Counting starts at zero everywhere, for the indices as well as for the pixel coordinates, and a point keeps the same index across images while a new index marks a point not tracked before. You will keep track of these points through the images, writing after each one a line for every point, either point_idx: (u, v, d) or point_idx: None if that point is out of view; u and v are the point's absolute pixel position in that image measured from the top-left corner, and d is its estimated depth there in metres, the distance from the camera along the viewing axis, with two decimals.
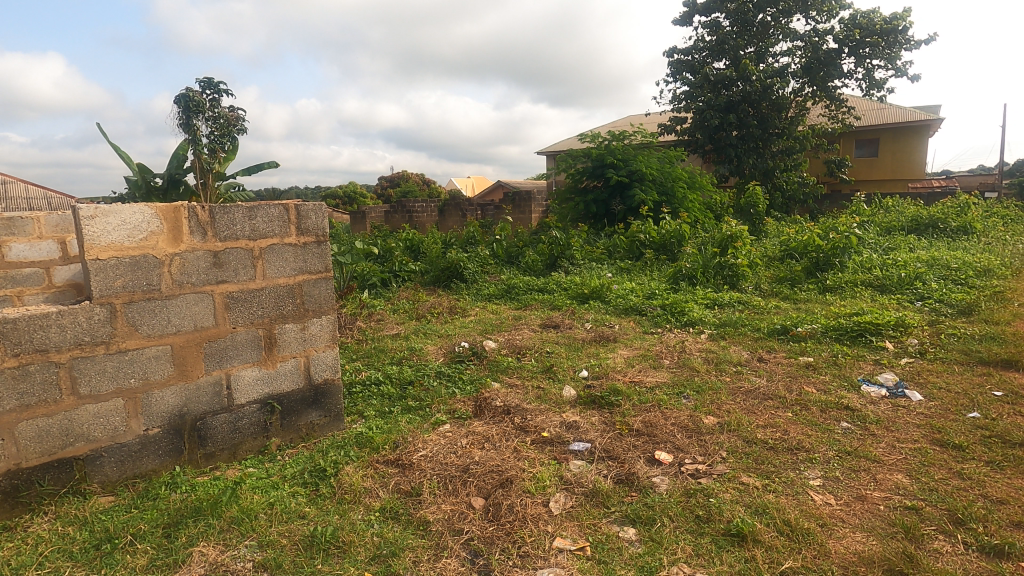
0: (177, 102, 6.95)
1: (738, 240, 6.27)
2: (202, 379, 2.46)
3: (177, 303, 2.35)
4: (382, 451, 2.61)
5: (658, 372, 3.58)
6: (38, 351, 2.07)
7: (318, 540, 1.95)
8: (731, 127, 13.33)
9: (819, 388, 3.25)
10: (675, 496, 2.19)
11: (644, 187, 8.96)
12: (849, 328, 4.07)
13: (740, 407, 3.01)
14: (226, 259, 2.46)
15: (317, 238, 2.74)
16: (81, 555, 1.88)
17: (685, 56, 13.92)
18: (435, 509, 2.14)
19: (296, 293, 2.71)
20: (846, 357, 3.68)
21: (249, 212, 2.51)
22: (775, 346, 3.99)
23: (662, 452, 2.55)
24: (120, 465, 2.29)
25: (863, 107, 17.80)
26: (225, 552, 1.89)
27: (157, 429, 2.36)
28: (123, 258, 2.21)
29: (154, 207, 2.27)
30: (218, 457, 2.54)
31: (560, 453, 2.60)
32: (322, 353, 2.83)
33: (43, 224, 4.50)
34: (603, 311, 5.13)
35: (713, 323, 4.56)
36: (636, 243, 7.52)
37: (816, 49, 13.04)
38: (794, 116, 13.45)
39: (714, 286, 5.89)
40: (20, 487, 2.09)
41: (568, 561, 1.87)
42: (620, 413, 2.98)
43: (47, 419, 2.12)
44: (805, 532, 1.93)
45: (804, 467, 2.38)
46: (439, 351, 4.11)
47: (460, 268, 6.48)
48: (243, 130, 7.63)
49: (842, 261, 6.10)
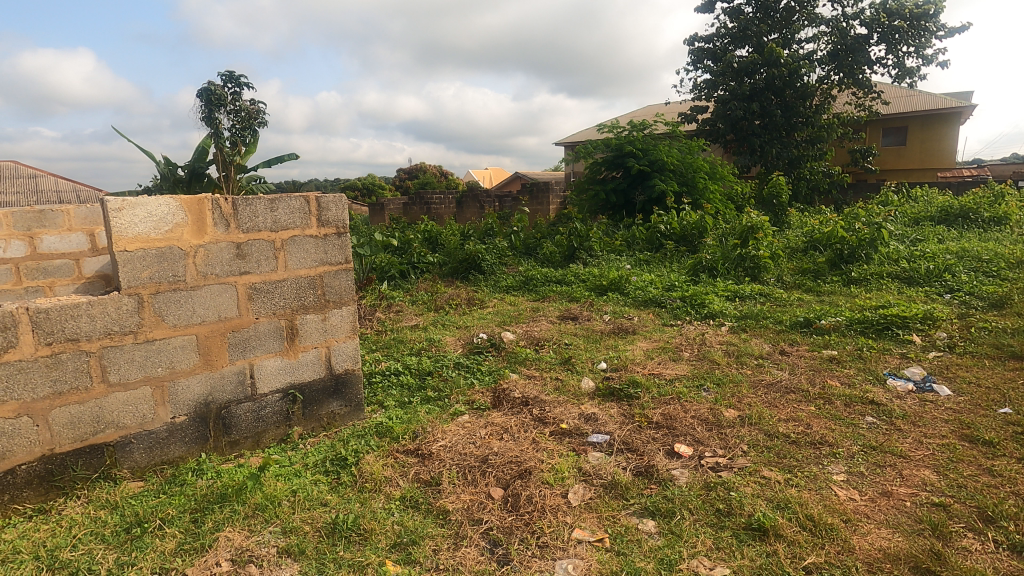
0: (199, 96, 7.07)
1: (758, 231, 6.23)
2: (226, 368, 2.51)
3: (202, 293, 2.40)
4: (401, 441, 2.64)
5: (677, 364, 3.56)
6: (70, 340, 2.12)
7: (340, 527, 1.99)
8: (754, 116, 13.04)
9: (843, 381, 3.20)
10: (695, 489, 2.18)
11: (664, 177, 8.83)
12: (874, 321, 3.99)
13: (761, 401, 2.97)
14: (249, 250, 2.50)
15: (337, 229, 2.76)
16: (112, 538, 1.94)
17: (707, 43, 13.66)
18: (455, 499, 2.16)
19: (318, 284, 2.74)
20: (871, 351, 3.61)
21: (271, 204, 2.55)
22: (798, 339, 3.92)
23: (681, 445, 2.53)
24: (149, 451, 2.35)
25: (891, 94, 17.31)
26: (250, 537, 1.94)
27: (184, 417, 2.42)
28: (150, 250, 2.25)
29: (179, 199, 2.30)
30: (243, 445, 2.59)
31: (578, 445, 2.59)
32: (343, 343, 2.87)
33: (72, 217, 4.60)
34: (622, 303, 5.10)
35: (734, 316, 4.48)
36: (656, 235, 7.41)
37: (843, 35, 12.73)
38: (819, 104, 13.13)
39: (735, 278, 5.81)
40: (55, 472, 2.16)
41: (587, 552, 1.87)
42: (639, 406, 2.97)
43: (79, 406, 2.17)
44: (829, 527, 1.91)
45: (828, 462, 2.35)
46: (457, 342, 4.13)
47: (479, 259, 6.50)
48: (264, 122, 7.69)
49: (867, 253, 5.96)
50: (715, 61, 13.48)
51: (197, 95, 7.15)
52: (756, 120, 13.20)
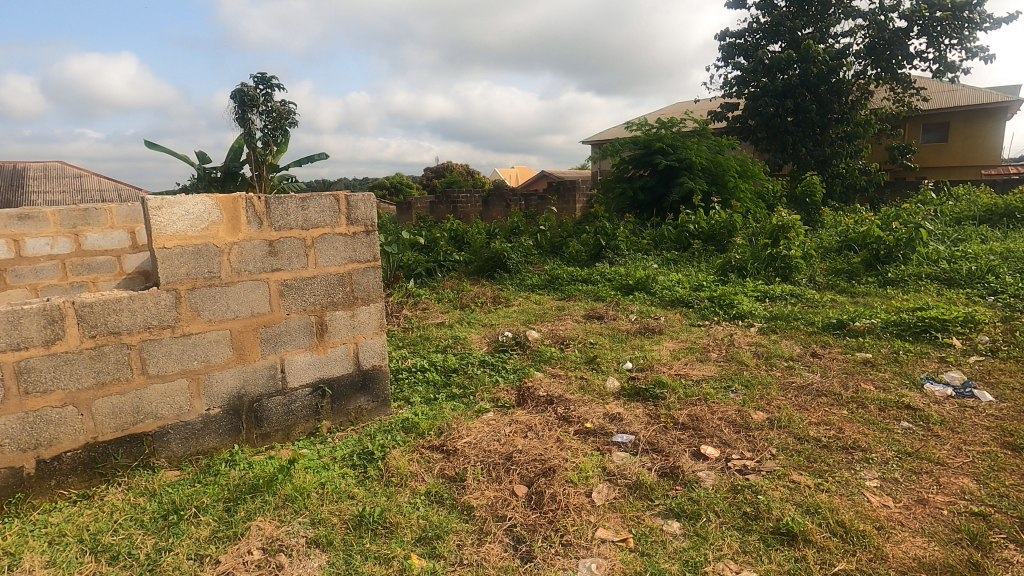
0: (233, 97, 7.27)
1: (789, 230, 6.09)
2: (258, 362, 2.58)
3: (236, 289, 2.47)
4: (427, 437, 2.67)
5: (704, 365, 3.51)
6: (112, 332, 2.21)
7: (366, 520, 2.03)
8: (787, 113, 12.74)
9: (878, 385, 3.11)
10: (721, 491, 2.15)
11: (692, 175, 8.71)
12: (911, 324, 3.87)
13: (791, 404, 2.91)
14: (281, 248, 2.56)
15: (366, 228, 2.81)
16: (150, 524, 2.01)
17: (737, 39, 13.41)
18: (479, 495, 2.18)
19: (347, 281, 2.79)
20: (908, 354, 3.50)
21: (302, 202, 2.60)
22: (830, 341, 3.83)
23: (708, 447, 2.49)
24: (185, 442, 2.44)
25: (932, 89, 16.71)
26: (280, 527, 1.99)
27: (218, 409, 2.49)
28: (187, 247, 2.33)
29: (215, 197, 2.37)
30: (274, 437, 2.66)
31: (602, 444, 2.59)
32: (370, 340, 2.92)
33: (115, 215, 4.78)
34: (648, 302, 5.06)
35: (764, 316, 4.40)
36: (684, 234, 7.31)
37: (881, 28, 12.35)
38: (855, 99, 12.75)
39: (765, 279, 5.71)
40: (98, 459, 2.25)
41: (611, 552, 1.86)
42: (665, 406, 2.94)
43: (120, 396, 2.26)
44: (860, 534, 1.86)
45: (860, 467, 2.29)
46: (483, 340, 4.16)
47: (504, 258, 6.52)
48: (294, 123, 7.84)
49: (905, 253, 5.78)
50: (747, 57, 13.23)
51: (230, 96, 7.35)
52: (789, 116, 12.89)
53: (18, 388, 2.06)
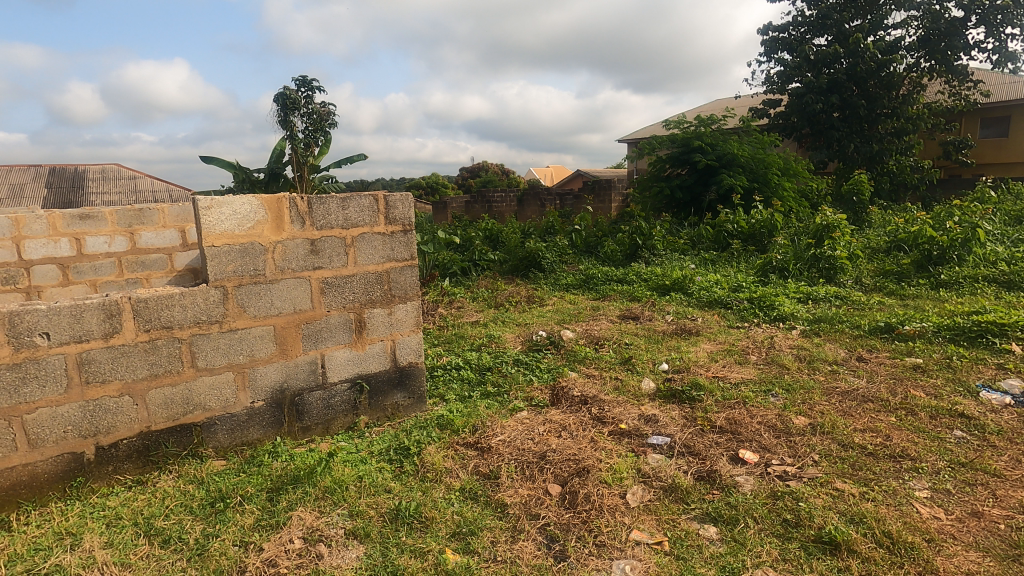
0: (276, 100, 7.50)
1: (834, 230, 5.89)
2: (300, 357, 2.66)
3: (279, 287, 2.55)
4: (462, 434, 2.70)
5: (743, 368, 3.43)
6: (164, 327, 2.31)
7: (402, 514, 2.06)
8: (833, 108, 12.29)
9: (928, 392, 2.97)
10: (760, 497, 2.10)
11: (733, 173, 8.50)
12: (966, 328, 3.68)
13: (834, 409, 2.82)
14: (322, 247, 2.64)
15: (403, 227, 2.86)
16: (199, 510, 2.10)
17: (781, 33, 13.02)
18: (513, 493, 2.19)
19: (384, 279, 2.85)
20: (962, 360, 3.33)
21: (343, 202, 2.67)
22: (877, 346, 3.68)
23: (746, 451, 2.44)
24: (231, 433, 2.54)
25: (991, 81, 15.85)
26: (320, 518, 2.05)
27: (262, 402, 2.58)
28: (234, 245, 2.42)
29: (260, 198, 2.45)
30: (314, 431, 2.74)
31: (637, 446, 2.57)
32: (407, 337, 2.97)
33: (167, 215, 5.00)
34: (685, 303, 4.98)
35: (806, 318, 4.27)
36: (723, 234, 7.16)
37: (936, 18, 11.78)
38: (907, 93, 12.21)
39: (808, 279, 5.54)
40: (151, 447, 2.36)
41: (645, 554, 1.85)
42: (702, 409, 2.89)
43: (171, 388, 2.37)
44: (909, 546, 1.79)
45: (909, 477, 2.20)
46: (517, 339, 4.17)
47: (539, 257, 6.53)
48: (334, 124, 8.02)
49: (959, 254, 5.50)
50: (790, 52, 12.83)
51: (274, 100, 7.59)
52: (835, 112, 12.43)
53: (79, 378, 2.18)
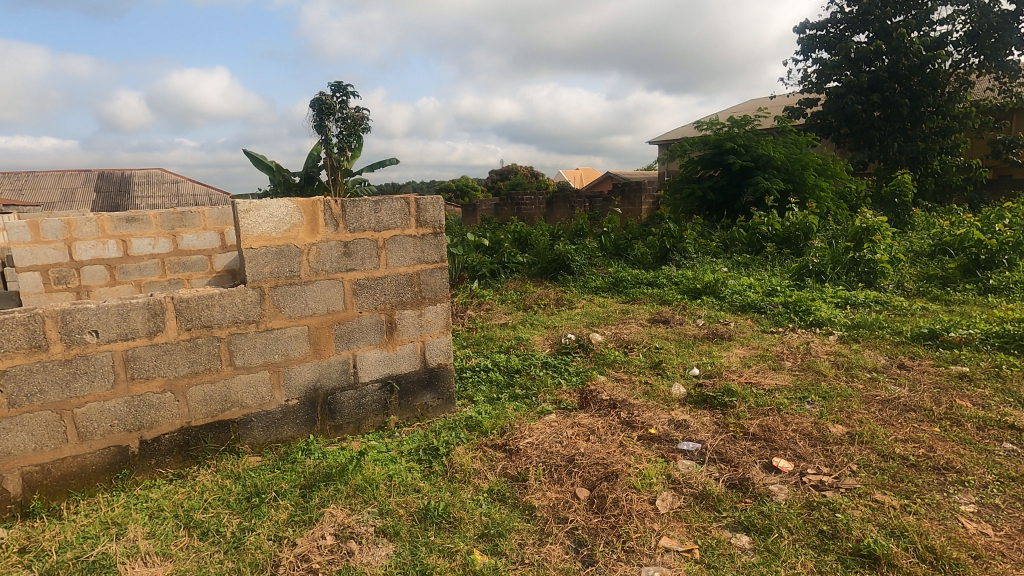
0: (312, 105, 7.67)
1: (875, 232, 5.70)
2: (333, 357, 2.71)
3: (313, 288, 2.61)
4: (490, 435, 2.72)
5: (778, 374, 3.35)
6: (205, 326, 2.39)
7: (431, 514, 2.09)
8: (874, 107, 11.89)
9: (975, 402, 2.85)
10: (794, 507, 2.05)
11: (768, 175, 8.30)
12: (1017, 336, 3.52)
13: (874, 418, 2.72)
14: (355, 248, 2.69)
15: (434, 229, 2.89)
16: (235, 504, 2.17)
17: (819, 31, 12.68)
18: (541, 496, 2.19)
19: (415, 281, 2.89)
20: (1013, 369, 3.18)
21: (375, 205, 2.72)
22: (920, 353, 3.54)
23: (780, 460, 2.38)
24: (267, 430, 2.61)
25: None
26: (351, 515, 2.09)
27: (296, 400, 2.65)
28: (271, 248, 2.49)
29: (296, 201, 2.52)
30: (346, 429, 2.79)
31: (667, 451, 2.53)
32: (436, 338, 3.00)
33: (207, 217, 5.17)
34: (717, 307, 4.89)
35: (844, 324, 4.14)
36: (757, 237, 7.01)
37: (984, 13, 11.30)
38: (954, 91, 11.73)
39: (846, 283, 5.37)
40: (191, 442, 2.45)
41: (675, 562, 1.82)
42: (734, 415, 2.84)
43: (211, 385, 2.44)
44: (954, 563, 1.71)
45: (954, 490, 2.11)
46: (545, 342, 4.17)
47: (568, 260, 6.51)
48: (367, 128, 8.16)
49: (1010, 258, 5.25)
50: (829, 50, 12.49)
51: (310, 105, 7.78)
52: (876, 111, 12.03)
53: (125, 374, 2.28)
